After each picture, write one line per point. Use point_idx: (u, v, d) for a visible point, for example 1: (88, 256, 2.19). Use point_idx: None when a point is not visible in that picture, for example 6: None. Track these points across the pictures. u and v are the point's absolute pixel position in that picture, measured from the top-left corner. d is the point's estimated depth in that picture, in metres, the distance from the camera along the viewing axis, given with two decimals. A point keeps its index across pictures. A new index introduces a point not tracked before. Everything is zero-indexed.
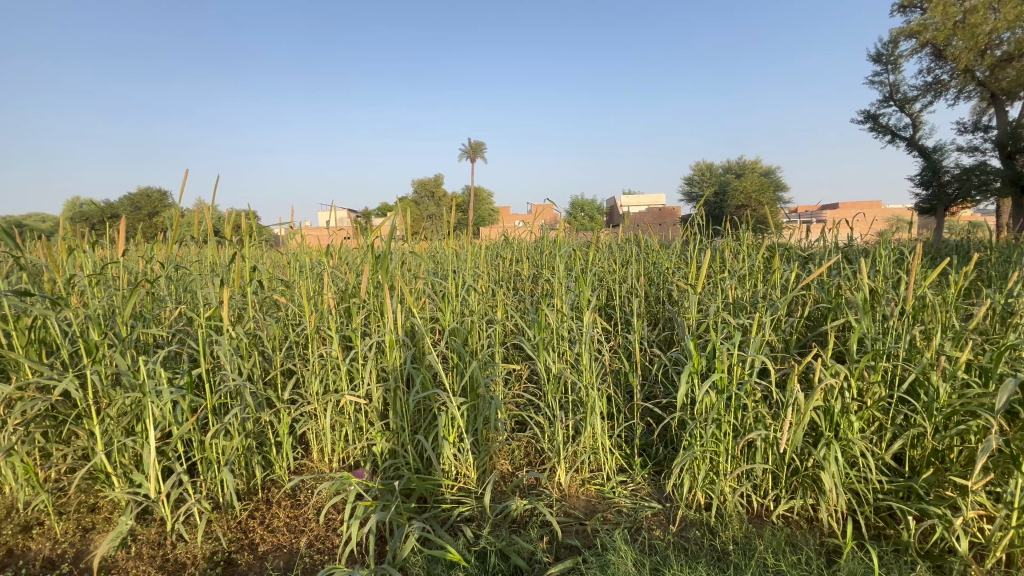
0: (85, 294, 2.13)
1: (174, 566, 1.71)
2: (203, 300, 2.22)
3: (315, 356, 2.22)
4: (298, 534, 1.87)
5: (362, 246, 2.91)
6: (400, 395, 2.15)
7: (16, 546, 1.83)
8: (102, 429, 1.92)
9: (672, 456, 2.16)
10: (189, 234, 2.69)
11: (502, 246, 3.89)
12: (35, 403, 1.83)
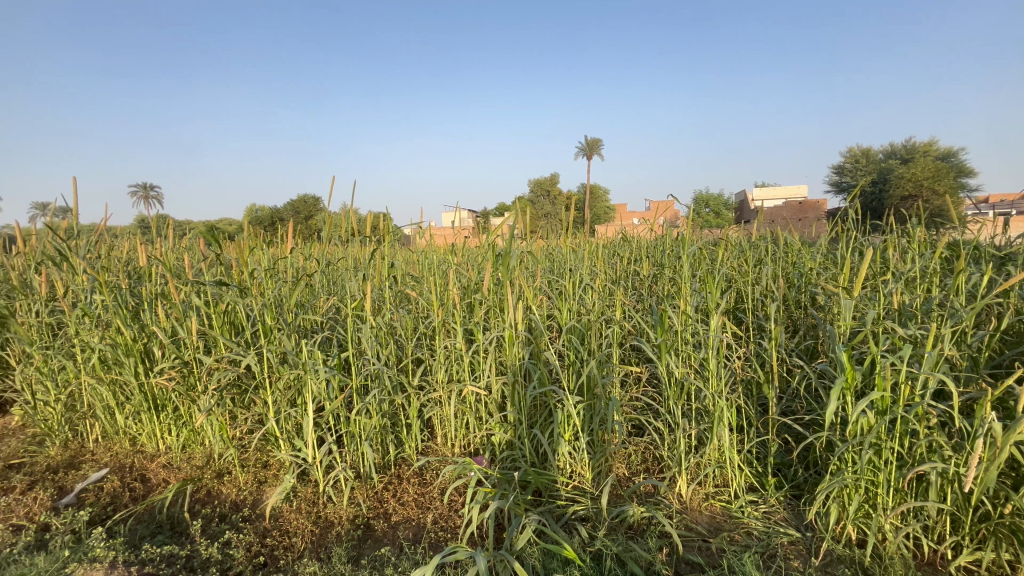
0: (263, 285, 2.54)
1: (325, 522, 1.97)
2: (350, 293, 2.51)
3: (441, 347, 2.39)
4: (425, 510, 2.03)
5: (483, 245, 3.05)
6: (518, 390, 2.21)
7: (213, 488, 2.25)
8: (274, 399, 2.28)
9: (815, 481, 1.91)
10: (339, 234, 3.06)
11: (620, 245, 3.80)
12: (228, 373, 2.24)
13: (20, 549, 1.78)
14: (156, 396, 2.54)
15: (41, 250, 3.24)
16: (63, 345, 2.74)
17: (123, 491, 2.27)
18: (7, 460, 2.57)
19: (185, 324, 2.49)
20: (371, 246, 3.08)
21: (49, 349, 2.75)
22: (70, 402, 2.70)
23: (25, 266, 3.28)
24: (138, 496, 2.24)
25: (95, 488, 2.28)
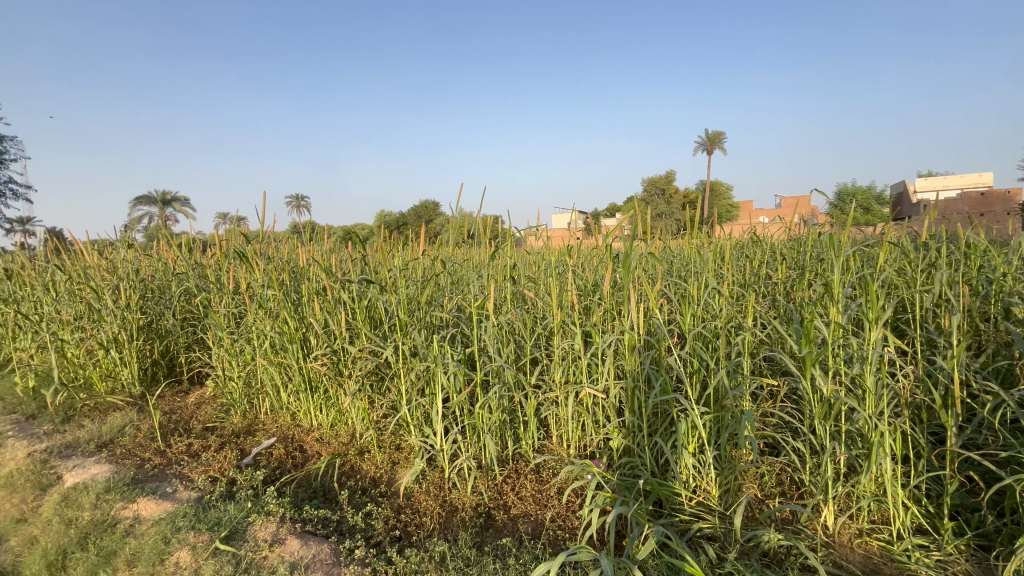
0: (398, 283, 2.79)
1: (451, 507, 2.11)
2: (474, 293, 2.65)
3: (559, 348, 2.41)
4: (543, 507, 2.08)
5: (601, 246, 3.01)
6: (639, 395, 2.14)
7: (356, 464, 2.53)
8: (406, 388, 2.49)
9: (1011, 532, 1.58)
10: (462, 237, 3.24)
11: (749, 246, 3.49)
12: (369, 362, 2.50)
13: (217, 497, 2.18)
14: (312, 379, 2.92)
15: (228, 251, 3.92)
16: (244, 331, 3.28)
17: (287, 458, 2.65)
18: (204, 423, 3.16)
19: (335, 317, 2.83)
20: (491, 248, 3.20)
21: (234, 334, 3.31)
22: (247, 379, 3.22)
23: (217, 264, 3.98)
24: (298, 464, 2.61)
25: (267, 453, 2.70)
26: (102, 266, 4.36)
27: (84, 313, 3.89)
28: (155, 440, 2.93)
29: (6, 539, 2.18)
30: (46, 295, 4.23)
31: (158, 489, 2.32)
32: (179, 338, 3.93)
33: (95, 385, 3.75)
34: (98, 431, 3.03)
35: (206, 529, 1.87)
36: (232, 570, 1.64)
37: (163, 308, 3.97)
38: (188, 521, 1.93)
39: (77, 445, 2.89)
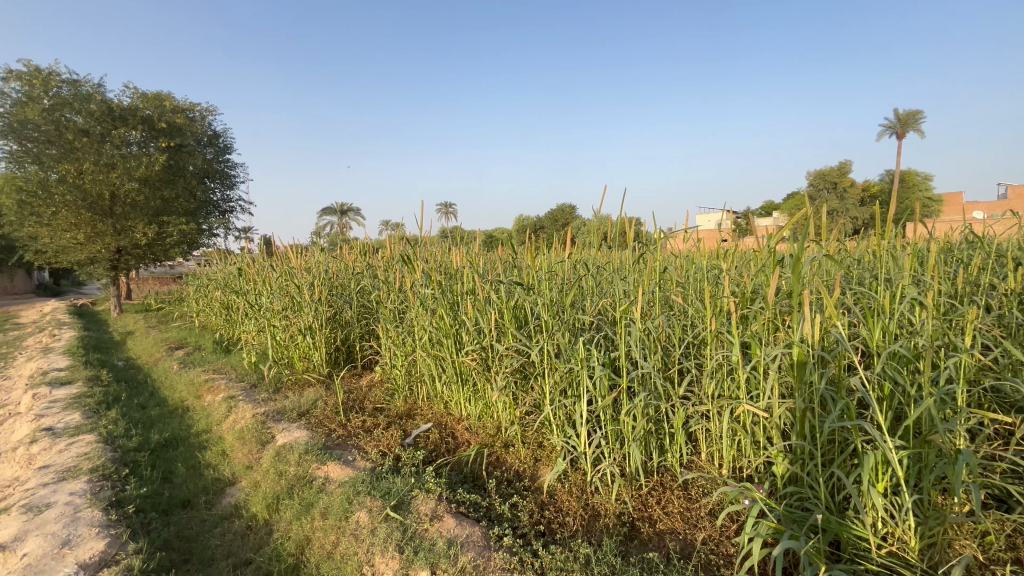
0: (544, 285, 2.86)
1: (593, 511, 2.11)
2: (619, 296, 2.60)
3: (713, 359, 2.24)
4: (692, 527, 1.97)
5: (762, 248, 2.73)
6: (811, 419, 1.89)
7: (501, 456, 2.67)
8: (550, 388, 2.54)
9: None
10: (607, 240, 3.20)
11: (962, 248, 2.84)
12: (516, 360, 2.61)
13: (387, 469, 2.48)
14: (462, 372, 3.15)
15: (395, 254, 4.43)
16: (407, 325, 3.68)
17: (441, 442, 2.91)
18: (374, 403, 3.63)
19: (485, 315, 3.02)
20: (637, 251, 3.11)
21: (399, 327, 3.73)
22: (408, 368, 3.61)
23: (386, 266, 4.54)
24: (451, 449, 2.84)
25: (424, 436, 3.00)
26: (302, 266, 5.27)
27: (289, 304, 4.74)
28: (338, 414, 3.44)
29: (239, 481, 2.76)
30: (264, 289, 5.26)
31: (342, 455, 2.72)
32: (356, 328, 4.57)
33: (295, 364, 4.56)
34: (299, 402, 3.67)
35: (379, 496, 2.15)
36: (401, 536, 1.86)
37: (345, 303, 4.65)
38: (365, 486, 2.24)
39: (284, 411, 3.53)
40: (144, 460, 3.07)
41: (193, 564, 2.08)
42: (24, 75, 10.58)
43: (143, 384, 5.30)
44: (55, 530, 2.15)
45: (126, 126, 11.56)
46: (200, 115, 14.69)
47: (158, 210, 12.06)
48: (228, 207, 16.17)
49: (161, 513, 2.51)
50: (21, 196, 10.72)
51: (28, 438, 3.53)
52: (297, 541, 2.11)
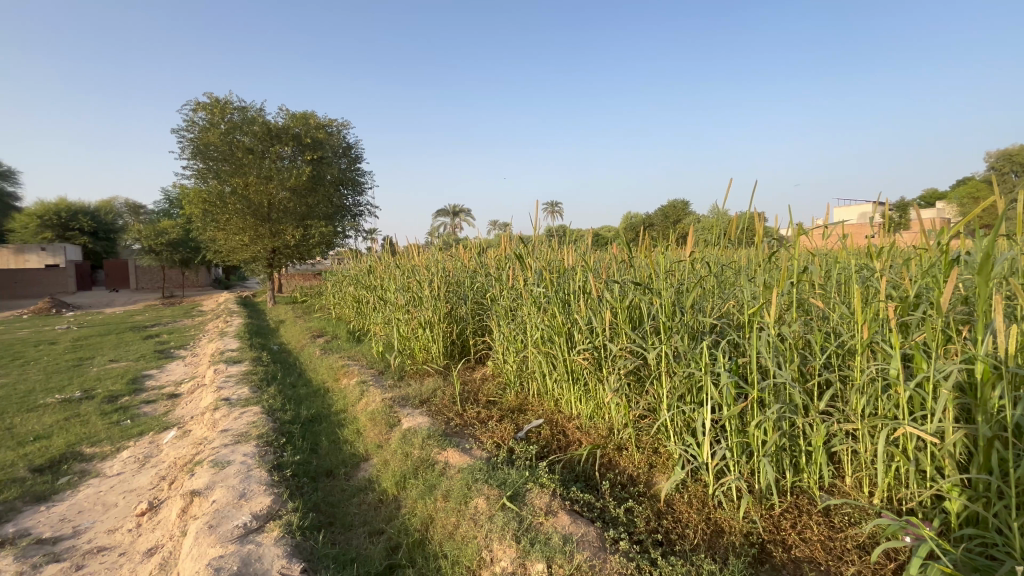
0: (662, 284, 2.73)
1: (717, 527, 1.99)
2: (749, 298, 2.39)
3: (865, 371, 1.96)
4: (836, 559, 1.76)
5: (931, 246, 2.32)
6: (1002, 450, 1.57)
7: (614, 458, 2.62)
8: (668, 392, 2.42)
9: None
10: (734, 237, 2.95)
11: None
12: (631, 361, 2.53)
13: (502, 461, 2.57)
14: (573, 371, 3.14)
15: (508, 253, 4.57)
16: (519, 322, 3.77)
17: (553, 439, 2.94)
18: (488, 396, 3.78)
19: (599, 314, 2.97)
20: (770, 249, 2.83)
21: (511, 324, 3.84)
22: (520, 364, 3.69)
23: (499, 264, 4.70)
24: (562, 446, 2.86)
25: (536, 432, 3.06)
26: (422, 264, 5.68)
27: (411, 300, 5.14)
28: (455, 404, 3.65)
29: (372, 458, 3.06)
30: (390, 285, 5.76)
31: (460, 443, 2.88)
32: (470, 324, 4.81)
33: (416, 355, 4.92)
34: (420, 390, 3.96)
35: (496, 485, 2.24)
36: (517, 526, 1.92)
37: (461, 299, 4.91)
38: (483, 475, 2.34)
39: (408, 398, 3.84)
40: (297, 432, 3.54)
41: (337, 526, 2.36)
42: (208, 106, 12.78)
43: (293, 366, 6.12)
44: (234, 484, 2.58)
45: (280, 143, 13.40)
46: (337, 129, 16.50)
47: (303, 215, 13.81)
48: (358, 211, 17.99)
49: (311, 479, 2.89)
50: (205, 205, 12.99)
51: (213, 406, 4.27)
52: (422, 518, 2.29)
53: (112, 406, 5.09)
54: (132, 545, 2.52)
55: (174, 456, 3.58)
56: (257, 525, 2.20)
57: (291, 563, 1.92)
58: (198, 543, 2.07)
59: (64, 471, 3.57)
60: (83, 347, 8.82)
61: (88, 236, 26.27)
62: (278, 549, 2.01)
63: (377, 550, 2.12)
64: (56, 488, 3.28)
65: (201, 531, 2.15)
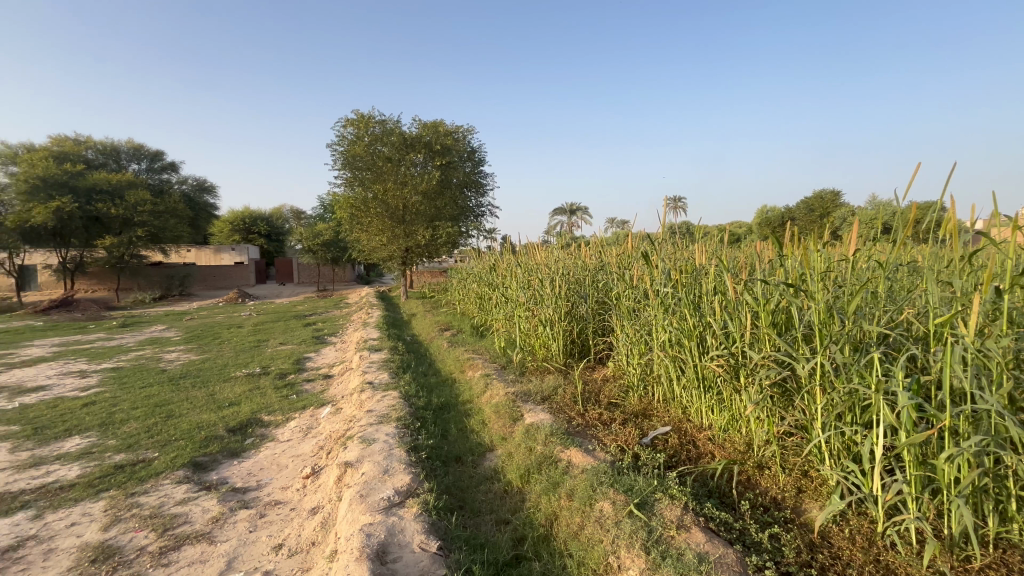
0: (818, 287, 2.40)
1: (889, 572, 1.70)
2: (937, 305, 1.99)
3: None
4: None
5: None
6: None
7: (753, 477, 2.39)
8: (825, 410, 2.13)
9: None
10: (916, 233, 2.48)
11: None
12: (777, 371, 2.27)
13: (627, 465, 2.50)
14: (705, 378, 2.92)
15: (633, 252, 4.41)
16: (645, 323, 3.61)
17: (682, 449, 2.77)
18: (610, 397, 3.70)
19: (737, 318, 2.72)
20: (970, 246, 2.31)
21: (636, 325, 3.70)
22: (644, 367, 3.54)
23: (622, 263, 4.56)
24: (693, 458, 2.68)
25: (663, 439, 2.91)
26: (543, 263, 5.75)
27: (533, 297, 5.24)
28: (576, 403, 3.63)
29: (497, 449, 3.19)
30: (512, 283, 5.92)
31: (582, 443, 2.86)
32: (591, 324, 4.75)
33: (537, 352, 5.01)
34: (541, 387, 4.02)
35: (622, 491, 2.18)
36: (646, 536, 1.85)
37: (581, 298, 4.87)
38: (608, 478, 2.30)
39: (530, 394, 3.92)
40: (429, 418, 3.83)
41: (466, 511, 2.50)
42: (355, 122, 14.41)
43: (424, 356, 6.64)
44: (379, 460, 2.88)
45: (413, 151, 14.58)
46: (463, 135, 17.49)
47: (432, 217, 14.88)
48: (480, 211, 18.90)
49: (442, 463, 3.10)
50: (352, 210, 14.67)
51: (360, 388, 4.82)
52: (546, 514, 2.32)
53: (283, 382, 6.02)
54: (299, 503, 2.95)
55: (330, 429, 4.10)
56: (399, 500, 2.43)
57: (429, 539, 2.08)
58: (352, 509, 2.35)
59: (250, 433, 4.30)
60: (261, 331, 10.59)
61: (264, 238, 31.33)
62: (417, 524, 2.19)
63: (504, 539, 2.19)
64: (245, 446, 3.97)
65: (354, 498, 2.43)
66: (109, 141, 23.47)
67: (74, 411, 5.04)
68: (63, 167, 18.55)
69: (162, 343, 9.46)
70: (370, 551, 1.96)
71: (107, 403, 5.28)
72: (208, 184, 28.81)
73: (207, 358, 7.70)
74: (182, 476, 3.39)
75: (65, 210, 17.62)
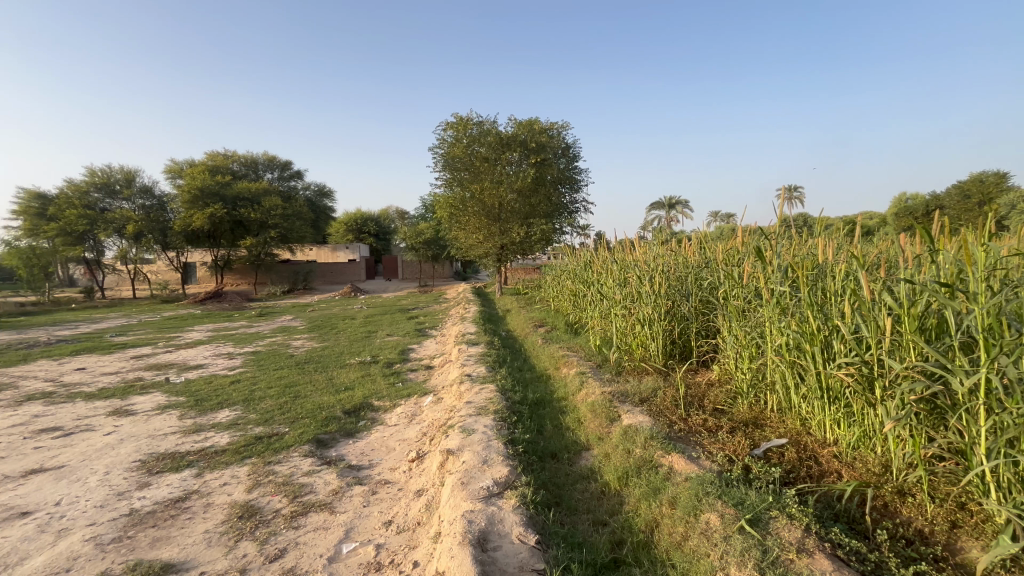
0: (985, 288, 2.02)
1: None
2: None
3: None
4: None
5: None
6: None
7: (890, 503, 2.10)
8: (992, 435, 1.79)
9: None
10: None
11: None
12: (925, 385, 1.97)
13: (737, 477, 2.32)
14: (831, 387, 2.61)
15: (743, 248, 4.08)
16: (757, 326, 3.32)
17: (801, 465, 2.51)
18: (715, 403, 3.47)
19: (873, 322, 2.39)
20: None
21: (746, 326, 3.41)
22: (755, 372, 3.27)
23: (730, 260, 4.24)
24: (814, 475, 2.41)
25: (778, 452, 2.66)
26: (642, 259, 5.54)
27: (630, 295, 5.08)
28: (678, 407, 3.46)
29: (593, 448, 3.15)
30: (608, 280, 5.80)
31: (685, 450, 2.71)
32: (695, 324, 4.49)
33: (634, 352, 4.85)
34: (640, 388, 3.88)
35: (731, 504, 2.04)
36: (760, 556, 1.71)
37: (683, 297, 4.62)
38: (715, 489, 2.15)
39: (628, 394, 3.81)
40: (525, 413, 3.89)
41: (563, 508, 2.50)
42: (455, 125, 15.05)
43: (519, 352, 6.76)
44: (479, 450, 2.99)
45: (509, 150, 14.86)
46: (558, 131, 17.44)
47: (527, 214, 15.07)
48: (575, 208, 18.75)
49: (539, 458, 3.13)
50: (451, 209, 15.37)
51: (459, 380, 5.04)
52: (646, 520, 2.24)
53: (390, 371, 6.50)
54: (406, 484, 3.17)
55: (432, 418, 4.35)
56: (497, 490, 2.50)
57: (527, 532, 2.12)
58: (454, 495, 2.47)
59: (363, 416, 4.71)
60: (371, 323, 11.53)
61: (373, 238, 34.00)
62: (515, 516, 2.23)
63: (602, 541, 2.16)
64: (358, 428, 4.35)
65: (456, 485, 2.55)
66: (250, 154, 27.01)
67: (224, 387, 5.89)
68: (215, 178, 21.74)
69: (291, 331, 10.71)
70: (472, 537, 2.04)
71: (249, 382, 6.11)
72: (327, 189, 32.03)
73: (327, 346, 8.56)
74: (307, 451, 3.81)
75: (217, 215, 20.68)
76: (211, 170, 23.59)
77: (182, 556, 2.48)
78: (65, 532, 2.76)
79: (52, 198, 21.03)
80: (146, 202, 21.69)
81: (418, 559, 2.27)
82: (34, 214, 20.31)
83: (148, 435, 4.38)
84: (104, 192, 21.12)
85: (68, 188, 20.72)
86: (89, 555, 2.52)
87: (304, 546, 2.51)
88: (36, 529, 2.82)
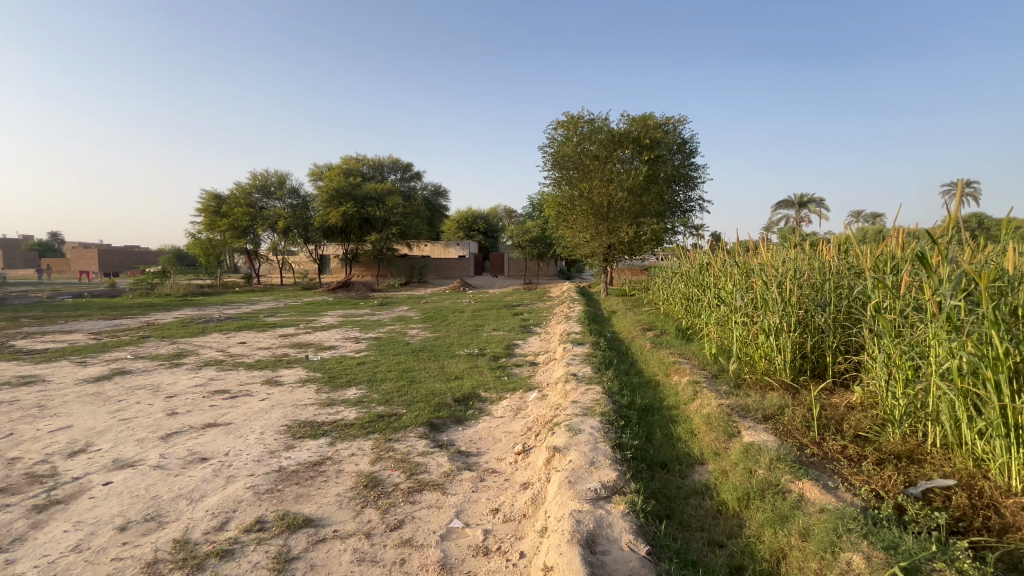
0: None
1: None
2: None
3: None
4: None
5: None
6: None
7: None
8: None
9: None
10: None
11: None
12: None
13: (887, 518, 2.01)
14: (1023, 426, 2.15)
15: (899, 253, 3.53)
16: (917, 344, 2.85)
17: (975, 513, 2.11)
18: (857, 429, 3.04)
19: None
20: None
21: (903, 344, 2.94)
22: (913, 399, 2.80)
23: (881, 267, 3.69)
24: (994, 529, 2.01)
25: (942, 495, 2.26)
26: (768, 262, 5.06)
27: (754, 302, 4.67)
28: (810, 429, 3.10)
29: (708, 463, 2.96)
30: (727, 284, 5.39)
31: (820, 477, 2.42)
32: (832, 337, 3.99)
33: (756, 364, 4.46)
34: (763, 404, 3.55)
35: (881, 546, 1.78)
36: None
37: (819, 307, 4.13)
38: (858, 526, 1.90)
39: (749, 410, 3.50)
40: (632, 418, 3.77)
41: (675, 522, 2.39)
42: (565, 124, 15.06)
43: (626, 355, 6.59)
44: (586, 451, 2.97)
45: (621, 148, 14.46)
46: (674, 126, 16.59)
47: (636, 214, 14.58)
48: (689, 207, 17.73)
49: (648, 467, 3.02)
50: (559, 209, 15.43)
51: (565, 378, 5.06)
52: (772, 549, 2.05)
53: (496, 364, 6.73)
54: (512, 475, 3.26)
55: (537, 414, 4.41)
56: (606, 494, 2.46)
57: (637, 541, 2.06)
58: (561, 492, 2.48)
59: (471, 405, 4.94)
60: (479, 317, 12.06)
61: (483, 235, 35.39)
62: (625, 523, 2.18)
63: (719, 564, 2.02)
64: (467, 416, 4.57)
65: (563, 483, 2.56)
66: (377, 158, 29.66)
67: (353, 368, 6.57)
68: (349, 180, 24.29)
69: (407, 321, 11.59)
70: (580, 537, 2.04)
71: (373, 365, 6.73)
72: (442, 190, 34.14)
73: (439, 337, 9.13)
74: (422, 433, 4.09)
75: (348, 214, 23.11)
76: (346, 173, 26.38)
77: (319, 513, 2.82)
78: (231, 478, 3.30)
79: (225, 199, 25.08)
80: (294, 202, 24.95)
81: (524, 550, 2.33)
82: (212, 212, 24.46)
83: (292, 404, 5.05)
84: (262, 193, 24.66)
85: (237, 190, 24.56)
86: (248, 501, 2.98)
87: (419, 520, 2.70)
88: (211, 473, 3.41)
